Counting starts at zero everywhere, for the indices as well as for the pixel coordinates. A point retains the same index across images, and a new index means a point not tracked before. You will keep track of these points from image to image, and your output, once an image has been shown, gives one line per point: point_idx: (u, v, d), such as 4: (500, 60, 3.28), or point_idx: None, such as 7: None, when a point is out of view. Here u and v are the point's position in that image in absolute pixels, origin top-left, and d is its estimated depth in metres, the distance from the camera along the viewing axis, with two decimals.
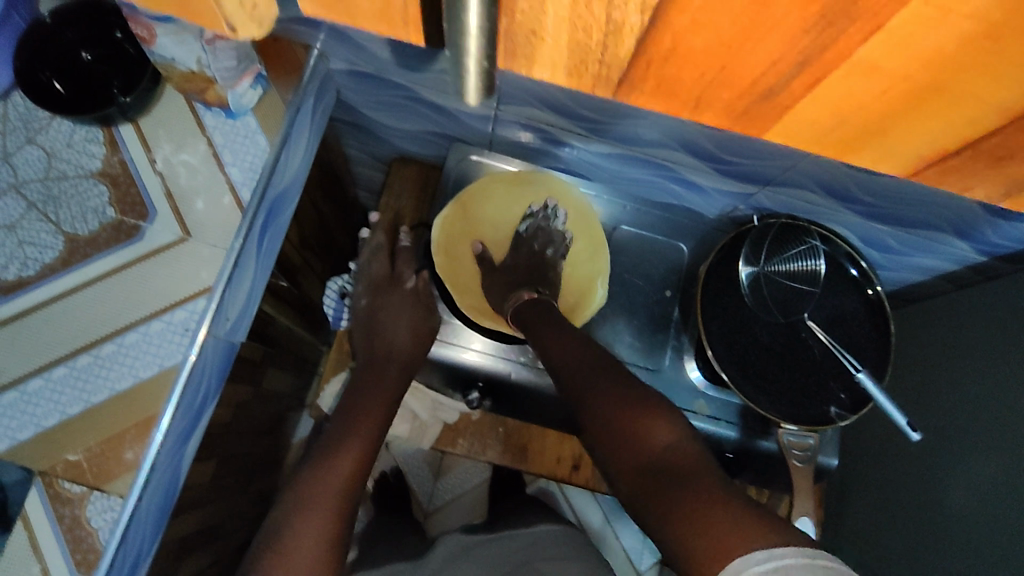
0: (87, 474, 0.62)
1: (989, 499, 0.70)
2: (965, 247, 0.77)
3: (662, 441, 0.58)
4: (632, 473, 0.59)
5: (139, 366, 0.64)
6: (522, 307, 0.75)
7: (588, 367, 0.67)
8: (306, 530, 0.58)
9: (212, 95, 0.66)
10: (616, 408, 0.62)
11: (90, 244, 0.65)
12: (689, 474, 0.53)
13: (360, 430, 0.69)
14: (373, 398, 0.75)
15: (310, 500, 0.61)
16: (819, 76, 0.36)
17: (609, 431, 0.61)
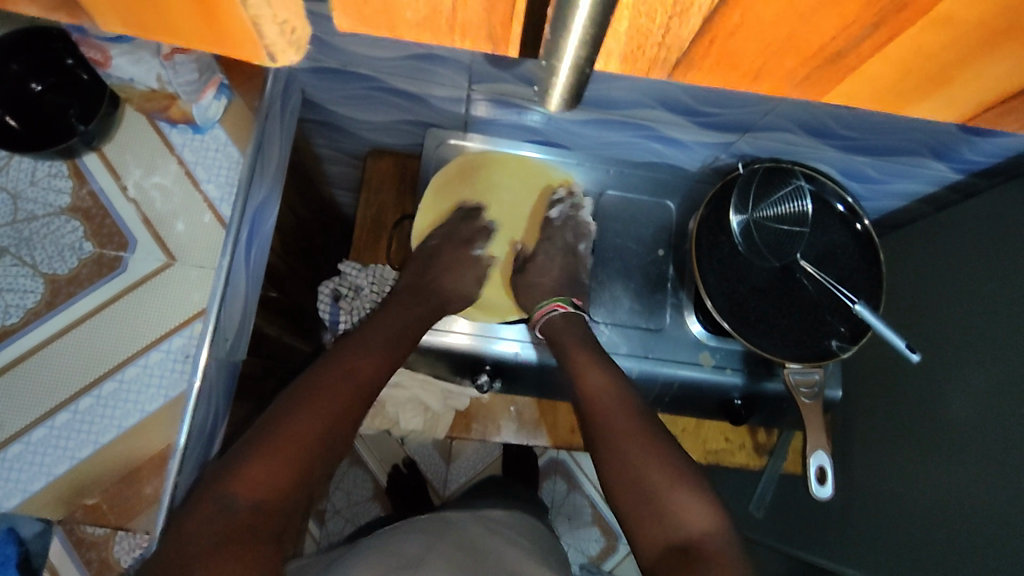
0: (109, 515, 0.61)
1: (988, 405, 0.73)
2: (943, 167, 0.78)
3: (701, 526, 0.62)
4: (655, 554, 0.62)
5: (144, 400, 0.62)
6: (557, 321, 0.78)
7: (622, 426, 0.68)
8: (255, 474, 0.54)
9: (177, 111, 0.64)
10: (656, 474, 0.65)
11: (72, 282, 0.63)
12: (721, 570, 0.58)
13: (351, 370, 0.64)
14: (334, 377, 0.63)
15: (270, 444, 0.56)
16: (890, 35, 0.35)
17: (640, 490, 0.64)
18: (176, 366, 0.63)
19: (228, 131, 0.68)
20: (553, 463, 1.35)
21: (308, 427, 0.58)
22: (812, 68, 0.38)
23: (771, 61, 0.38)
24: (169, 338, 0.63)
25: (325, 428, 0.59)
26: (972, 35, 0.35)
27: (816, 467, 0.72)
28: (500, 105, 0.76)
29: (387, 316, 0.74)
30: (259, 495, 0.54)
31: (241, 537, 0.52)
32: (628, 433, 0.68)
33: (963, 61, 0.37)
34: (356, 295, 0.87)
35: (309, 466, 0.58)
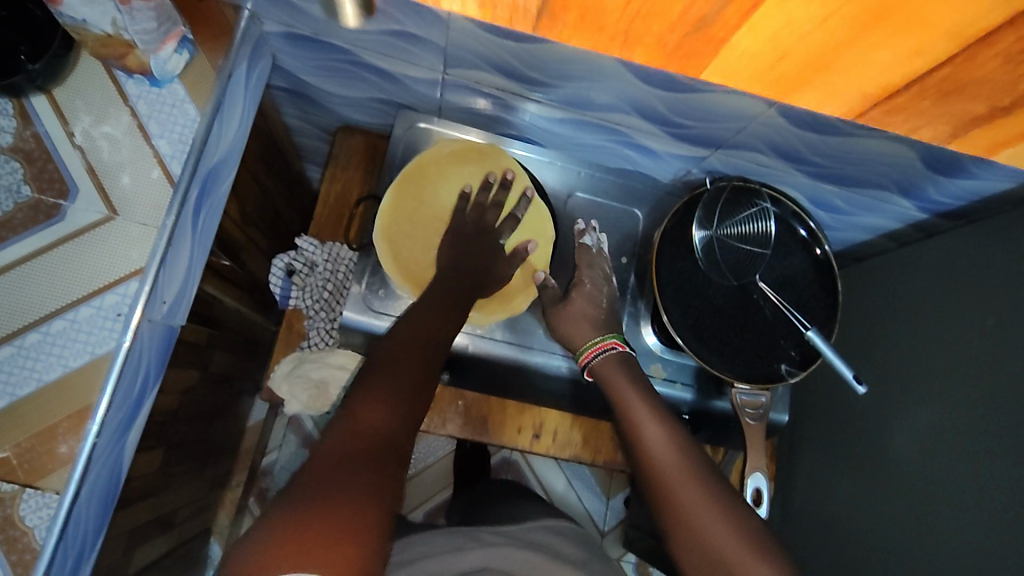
0: (18, 471, 0.58)
1: (930, 441, 0.74)
2: (907, 205, 0.79)
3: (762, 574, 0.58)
4: None
5: (68, 355, 0.60)
6: (612, 363, 0.74)
7: (674, 461, 0.66)
8: (367, 417, 0.53)
9: (133, 60, 0.61)
10: (711, 527, 0.61)
11: (5, 226, 0.60)
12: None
13: (427, 340, 0.64)
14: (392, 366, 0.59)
15: (379, 392, 0.55)
16: (755, 2, 0.36)
17: (691, 529, 0.61)
18: (107, 325, 0.60)
19: (188, 90, 0.65)
20: (504, 463, 1.34)
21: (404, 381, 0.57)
22: (682, 36, 0.41)
23: (636, 16, 0.40)
24: (103, 296, 0.60)
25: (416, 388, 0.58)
26: (845, 8, 0.36)
27: (752, 489, 0.71)
28: (475, 94, 0.75)
29: (450, 280, 0.73)
30: (361, 435, 0.52)
31: (344, 461, 0.49)
32: (685, 487, 0.64)
33: (846, 35, 0.39)
34: (310, 271, 0.87)
35: (411, 417, 0.56)
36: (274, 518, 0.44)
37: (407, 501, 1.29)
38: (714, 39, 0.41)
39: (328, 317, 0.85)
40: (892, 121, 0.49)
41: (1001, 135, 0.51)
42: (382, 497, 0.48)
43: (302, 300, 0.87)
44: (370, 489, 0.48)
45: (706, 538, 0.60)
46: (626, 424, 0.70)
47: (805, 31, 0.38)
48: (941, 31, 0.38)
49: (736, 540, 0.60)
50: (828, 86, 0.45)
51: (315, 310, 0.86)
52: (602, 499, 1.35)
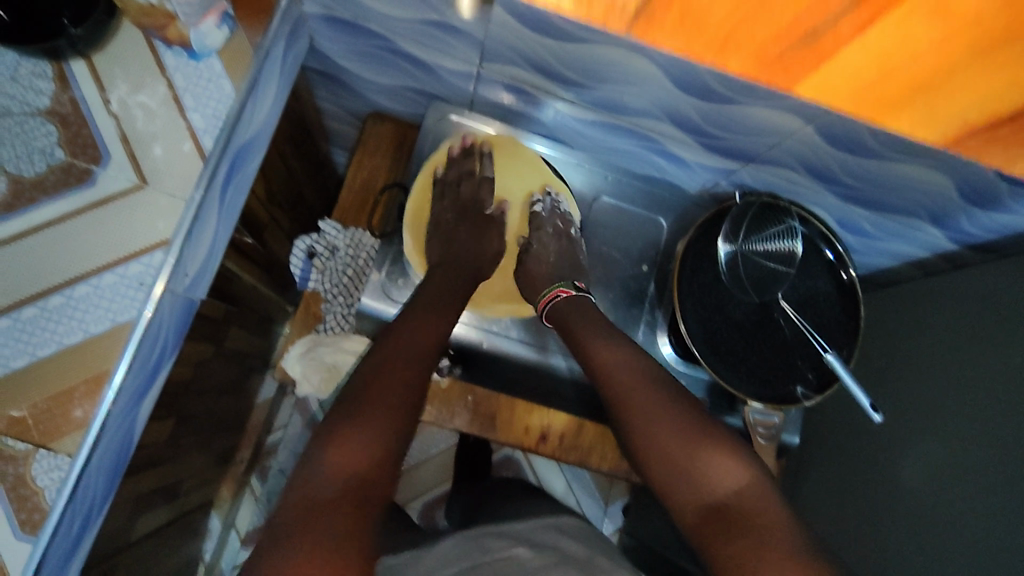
0: (33, 431, 0.59)
1: (941, 474, 0.72)
2: (937, 234, 0.78)
3: (728, 478, 0.57)
4: (692, 513, 0.58)
5: (90, 320, 0.60)
6: (557, 304, 0.76)
7: (626, 377, 0.66)
8: (330, 460, 0.53)
9: (173, 33, 0.61)
10: (669, 440, 0.61)
11: (36, 188, 0.61)
12: (764, 521, 0.53)
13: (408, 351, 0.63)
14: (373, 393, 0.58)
15: (343, 427, 0.55)
16: (884, 5, 0.33)
17: (654, 443, 0.62)
18: (129, 294, 0.60)
19: (225, 65, 0.65)
20: (506, 460, 1.34)
21: (375, 407, 0.57)
22: (786, 47, 0.38)
23: (740, 19, 0.36)
24: (128, 264, 0.61)
25: (395, 404, 0.58)
26: (964, 33, 0.34)
27: None
28: (509, 90, 0.75)
29: (442, 283, 0.73)
30: (329, 479, 0.52)
31: (305, 510, 0.50)
32: (636, 399, 0.64)
33: (954, 60, 0.36)
34: (331, 255, 0.86)
35: (387, 444, 0.56)
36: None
37: (406, 491, 1.29)
38: (823, 50, 0.37)
39: (345, 302, 0.85)
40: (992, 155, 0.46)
41: None
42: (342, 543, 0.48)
43: (320, 283, 0.86)
44: (329, 534, 0.48)
45: (670, 454, 0.60)
46: (578, 349, 0.71)
47: (924, 41, 0.35)
48: None
49: (705, 451, 0.59)
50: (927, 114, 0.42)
51: (333, 295, 0.85)
52: (601, 505, 1.35)
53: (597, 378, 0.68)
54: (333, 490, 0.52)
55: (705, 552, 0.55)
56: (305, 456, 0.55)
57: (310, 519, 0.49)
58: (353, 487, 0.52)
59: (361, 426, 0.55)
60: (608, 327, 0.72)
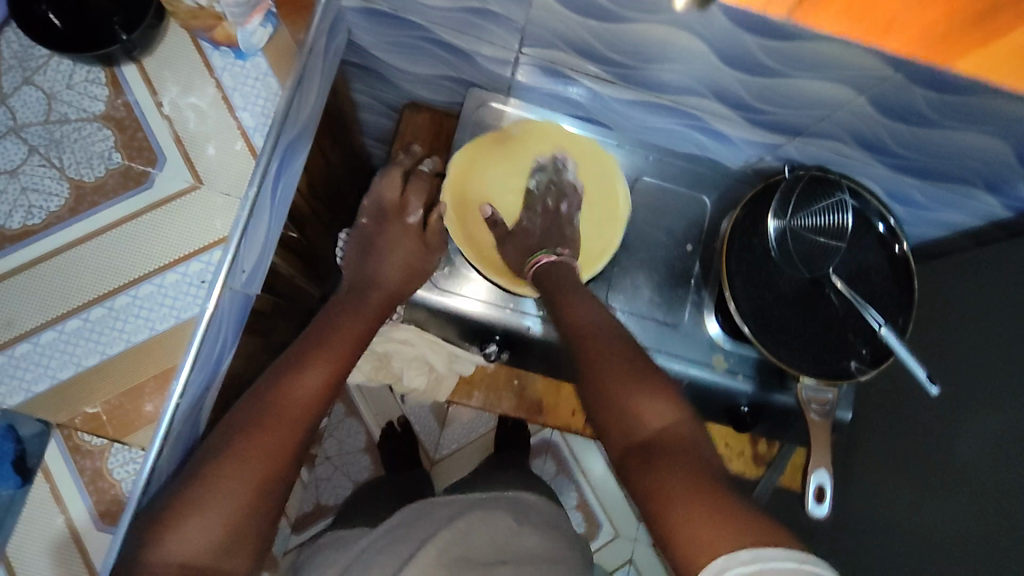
0: (107, 427, 0.61)
1: (999, 447, 0.71)
2: (992, 201, 0.76)
3: (660, 422, 0.55)
4: (622, 451, 0.56)
5: (155, 318, 0.62)
6: (542, 271, 0.73)
7: (596, 329, 0.64)
8: (178, 539, 0.50)
9: (221, 33, 0.62)
10: (615, 385, 0.59)
11: (97, 191, 0.62)
12: (682, 457, 0.52)
13: (293, 415, 0.57)
14: (336, 337, 0.67)
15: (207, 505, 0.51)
16: None
17: (600, 399, 0.59)
18: (191, 293, 0.62)
19: (272, 64, 0.66)
20: (545, 443, 1.35)
21: (239, 487, 0.52)
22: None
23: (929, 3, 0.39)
24: (189, 263, 0.63)
25: (261, 476, 0.54)
26: None
27: (815, 485, 0.70)
28: (553, 75, 0.75)
29: (345, 336, 0.68)
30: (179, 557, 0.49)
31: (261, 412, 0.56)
32: (591, 343, 0.63)
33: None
34: None
35: (247, 523, 0.52)
36: (197, 459, 0.54)
37: (448, 476, 1.30)
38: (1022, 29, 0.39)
39: None
40: None
41: None
42: (283, 445, 0.55)
43: None
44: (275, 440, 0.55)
45: (607, 395, 0.59)
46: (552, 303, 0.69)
47: None
48: None
49: (642, 391, 0.57)
50: None
51: None
52: None
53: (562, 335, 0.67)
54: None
55: (626, 484, 0.54)
56: (160, 528, 0.51)
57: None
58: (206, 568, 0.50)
59: (219, 511, 0.51)
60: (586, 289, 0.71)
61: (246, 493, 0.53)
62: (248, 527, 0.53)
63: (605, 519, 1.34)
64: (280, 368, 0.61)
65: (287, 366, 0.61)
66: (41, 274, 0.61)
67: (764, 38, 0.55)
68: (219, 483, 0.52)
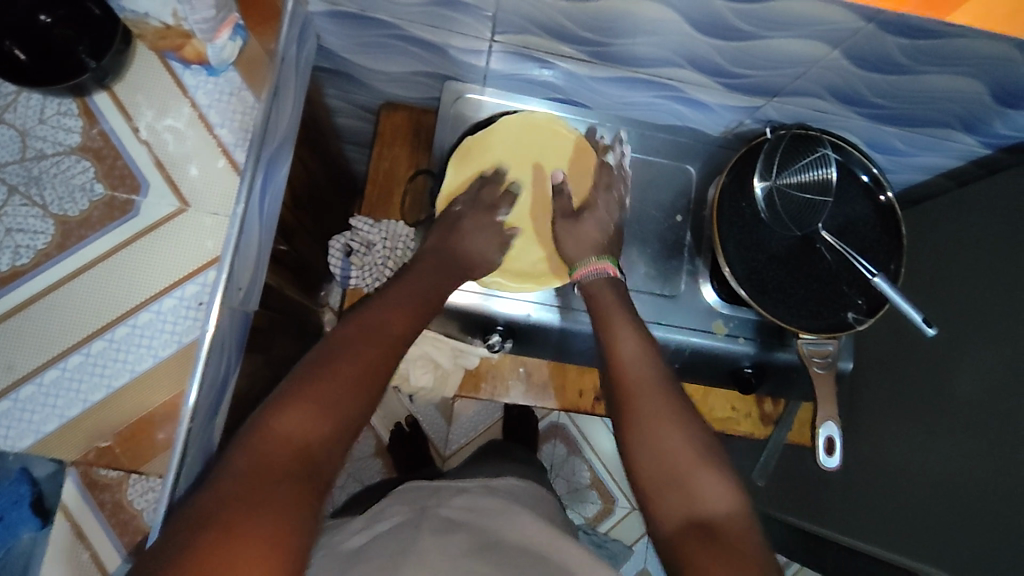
0: (121, 459, 0.63)
1: (998, 378, 0.73)
2: (969, 140, 0.77)
3: (719, 504, 0.54)
4: (671, 526, 0.55)
5: (157, 345, 0.61)
6: (598, 281, 0.72)
7: (650, 375, 0.62)
8: (288, 418, 0.47)
9: (190, 51, 0.61)
10: (675, 449, 0.57)
11: (84, 224, 0.62)
12: (744, 557, 0.51)
13: (368, 326, 0.56)
14: (412, 278, 0.66)
15: (309, 390, 0.49)
16: None
17: (653, 457, 0.57)
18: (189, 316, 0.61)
19: (246, 77, 0.66)
20: (554, 427, 1.36)
21: (331, 375, 0.50)
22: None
23: None
24: (184, 287, 0.62)
25: (354, 380, 0.51)
26: None
27: (823, 438, 0.72)
28: (524, 59, 0.74)
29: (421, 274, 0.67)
30: (273, 434, 0.46)
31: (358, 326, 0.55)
32: (641, 389, 0.61)
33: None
34: (367, 250, 0.84)
35: (347, 415, 0.50)
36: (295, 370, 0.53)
37: None
38: None
39: None
40: None
41: None
42: (377, 357, 0.54)
43: (362, 280, 0.85)
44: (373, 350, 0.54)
45: (664, 451, 0.57)
46: (600, 341, 0.67)
47: None
48: None
49: (685, 445, 0.57)
50: None
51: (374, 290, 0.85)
52: None
53: (608, 372, 0.64)
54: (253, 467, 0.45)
55: (673, 563, 0.52)
56: (258, 414, 0.48)
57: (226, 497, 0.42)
58: (309, 455, 0.47)
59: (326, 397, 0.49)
60: (634, 318, 0.68)
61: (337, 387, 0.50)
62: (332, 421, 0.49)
63: (619, 492, 1.35)
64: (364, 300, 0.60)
65: (379, 299, 0.60)
66: (37, 313, 0.60)
67: (734, 2, 0.55)
68: (319, 376, 0.50)
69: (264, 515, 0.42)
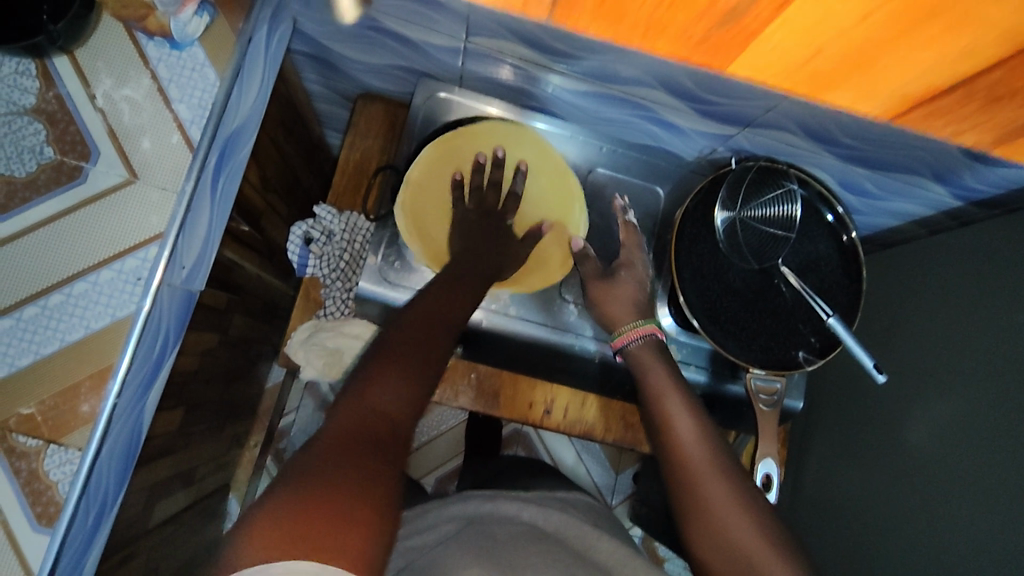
0: (42, 427, 0.64)
1: (950, 437, 0.72)
2: (940, 191, 0.76)
3: None
4: None
5: (90, 317, 0.65)
6: (647, 346, 0.71)
7: (717, 463, 0.62)
8: (373, 390, 0.48)
9: (154, 23, 0.64)
10: (751, 543, 0.57)
11: (30, 186, 0.64)
12: None
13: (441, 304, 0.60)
14: (470, 261, 0.70)
15: (392, 357, 0.51)
16: (785, 2, 0.41)
17: (729, 544, 0.57)
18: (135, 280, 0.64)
19: (212, 57, 0.68)
20: (515, 435, 1.34)
21: (407, 346, 0.52)
22: (714, 25, 0.46)
23: (665, 9, 0.46)
24: (137, 253, 0.66)
25: (432, 353, 0.54)
26: (861, 37, 0.44)
27: (761, 474, 0.70)
28: (499, 65, 0.73)
29: (472, 263, 0.70)
30: (368, 411, 0.47)
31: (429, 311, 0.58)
32: (704, 469, 0.61)
33: (883, 37, 0.43)
34: (327, 239, 0.85)
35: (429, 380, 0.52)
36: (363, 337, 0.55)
37: (419, 468, 1.30)
38: (743, 32, 0.46)
39: (344, 286, 0.84)
40: (932, 121, 0.56)
41: (995, 122, 0.55)
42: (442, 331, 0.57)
43: (319, 269, 0.85)
44: (439, 329, 0.57)
45: (739, 546, 0.57)
46: (658, 414, 0.66)
47: (838, 30, 0.43)
48: (939, 61, 0.45)
49: (747, 528, 0.57)
50: (851, 90, 0.53)
51: (331, 279, 0.85)
52: (611, 473, 1.36)
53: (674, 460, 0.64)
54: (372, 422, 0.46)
55: None
56: (351, 384, 0.49)
57: (334, 466, 0.42)
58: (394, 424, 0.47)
59: (404, 362, 0.51)
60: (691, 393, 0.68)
61: (422, 358, 0.52)
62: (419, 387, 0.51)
63: None
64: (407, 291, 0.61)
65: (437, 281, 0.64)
66: None
67: None
68: (400, 343, 0.53)
69: (367, 478, 0.42)
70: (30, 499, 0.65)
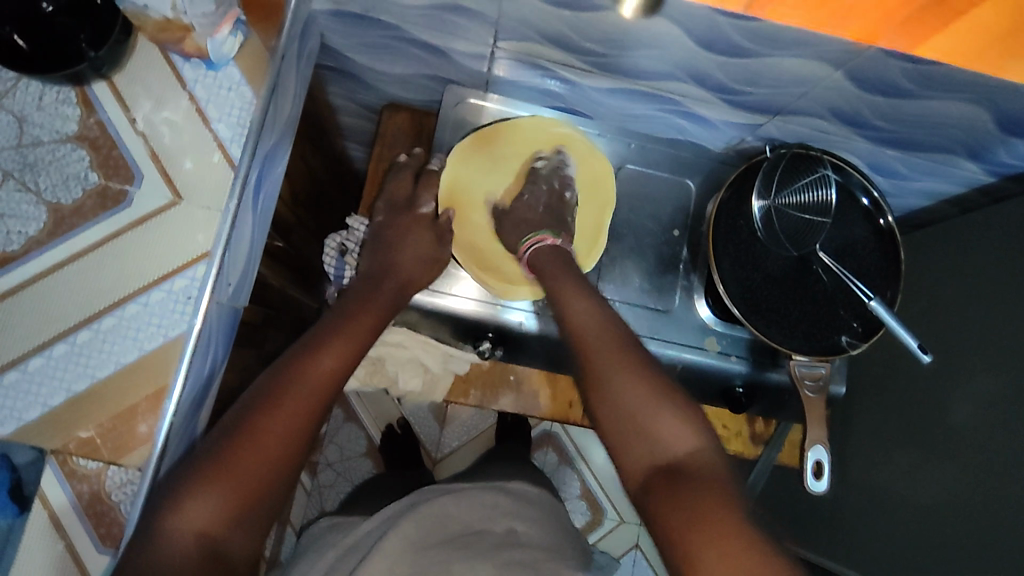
0: (101, 449, 0.66)
1: (996, 414, 0.71)
2: (975, 168, 0.75)
3: (684, 446, 0.56)
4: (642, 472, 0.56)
5: (143, 338, 0.65)
6: (543, 249, 0.73)
7: (612, 347, 0.62)
8: (189, 511, 0.51)
9: (190, 44, 0.63)
10: (651, 409, 0.58)
11: (77, 213, 0.65)
12: (708, 485, 0.52)
13: (299, 395, 0.57)
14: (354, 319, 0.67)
15: (212, 476, 0.52)
16: None
17: (622, 411, 0.58)
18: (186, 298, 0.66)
19: (247, 75, 0.69)
20: (546, 435, 1.34)
21: (256, 451, 0.53)
22: None
23: None
24: (185, 273, 0.66)
25: (272, 454, 0.54)
26: None
27: (812, 461, 0.70)
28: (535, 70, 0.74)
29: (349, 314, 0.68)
30: (180, 541, 0.50)
31: (263, 402, 0.56)
32: (601, 348, 0.62)
33: None
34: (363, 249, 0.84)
35: (267, 481, 0.54)
36: (225, 422, 0.56)
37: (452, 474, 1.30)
38: None
39: None
40: None
41: None
42: (309, 403, 0.57)
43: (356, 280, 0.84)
44: (288, 405, 0.56)
45: (641, 427, 0.57)
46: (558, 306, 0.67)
47: None
48: None
49: (646, 398, 0.58)
50: None
51: None
52: None
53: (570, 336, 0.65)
54: (195, 547, 0.50)
55: (648, 507, 0.54)
56: (162, 511, 0.51)
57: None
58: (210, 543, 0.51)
59: (237, 481, 0.52)
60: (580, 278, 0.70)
61: (230, 460, 0.53)
62: (263, 492, 0.53)
63: (608, 503, 1.34)
64: (280, 366, 0.59)
65: (311, 342, 0.62)
66: (32, 296, 0.65)
67: (736, 20, 0.54)
68: (235, 454, 0.53)
69: None
70: (94, 520, 0.67)
